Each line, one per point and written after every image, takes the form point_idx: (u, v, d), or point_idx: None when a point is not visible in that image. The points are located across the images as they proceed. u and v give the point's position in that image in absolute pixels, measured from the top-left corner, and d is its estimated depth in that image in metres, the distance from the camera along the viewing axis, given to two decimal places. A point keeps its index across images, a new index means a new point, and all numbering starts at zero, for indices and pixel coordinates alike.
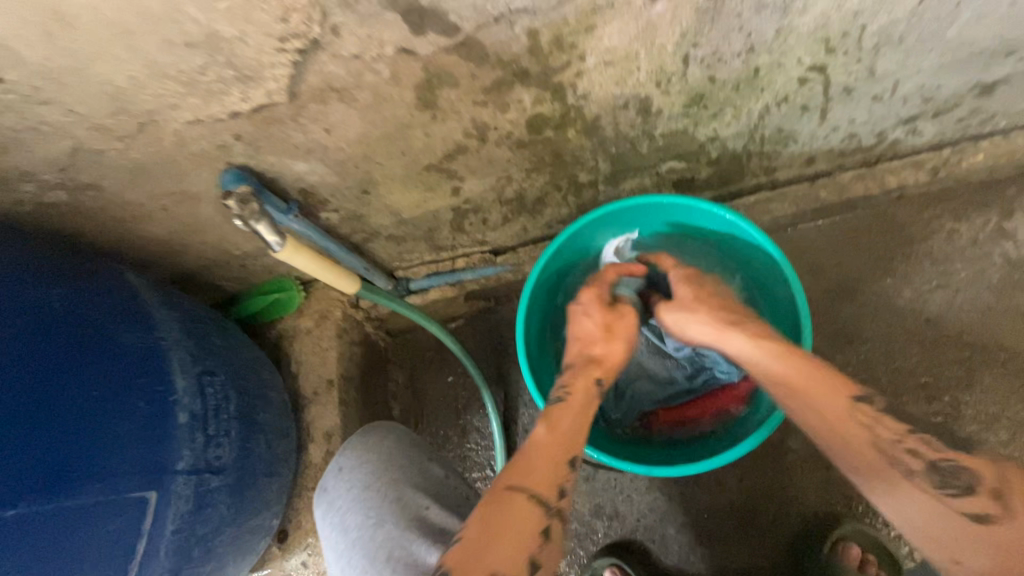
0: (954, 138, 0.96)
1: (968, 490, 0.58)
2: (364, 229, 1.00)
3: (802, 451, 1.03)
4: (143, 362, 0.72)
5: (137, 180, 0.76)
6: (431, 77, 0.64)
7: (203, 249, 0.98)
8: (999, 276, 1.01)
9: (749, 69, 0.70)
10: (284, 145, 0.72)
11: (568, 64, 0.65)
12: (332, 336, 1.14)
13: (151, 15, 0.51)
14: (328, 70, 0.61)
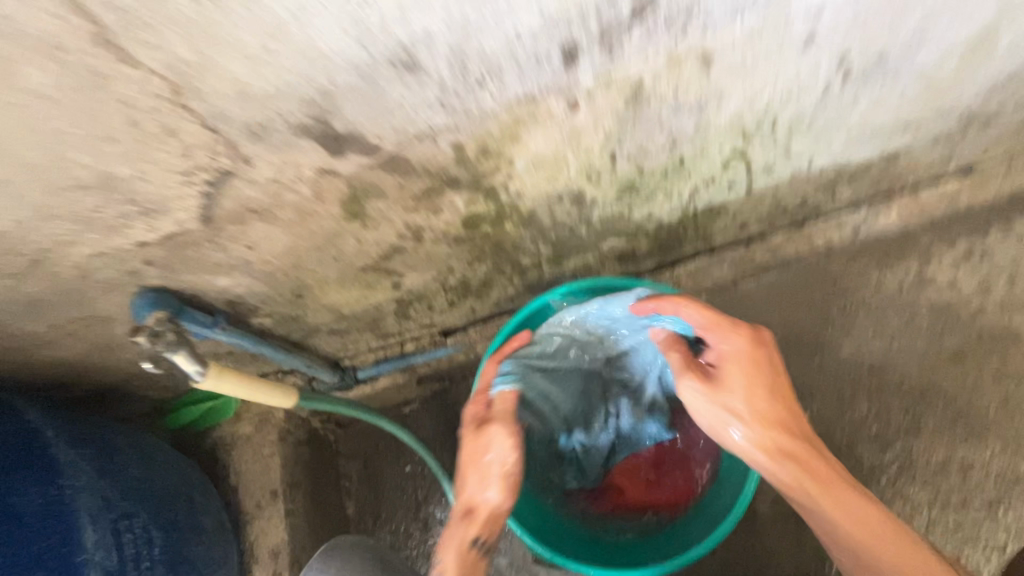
0: (869, 197, 1.02)
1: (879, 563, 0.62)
2: (302, 328, 0.94)
3: (771, 516, 1.01)
4: (43, 524, 0.65)
5: (35, 312, 0.68)
6: (357, 191, 0.62)
7: (121, 366, 0.89)
8: (929, 323, 1.05)
9: (674, 159, 0.72)
10: (203, 264, 0.67)
11: (497, 169, 0.64)
12: (275, 440, 1.06)
13: (31, 165, 0.46)
14: (244, 194, 0.57)
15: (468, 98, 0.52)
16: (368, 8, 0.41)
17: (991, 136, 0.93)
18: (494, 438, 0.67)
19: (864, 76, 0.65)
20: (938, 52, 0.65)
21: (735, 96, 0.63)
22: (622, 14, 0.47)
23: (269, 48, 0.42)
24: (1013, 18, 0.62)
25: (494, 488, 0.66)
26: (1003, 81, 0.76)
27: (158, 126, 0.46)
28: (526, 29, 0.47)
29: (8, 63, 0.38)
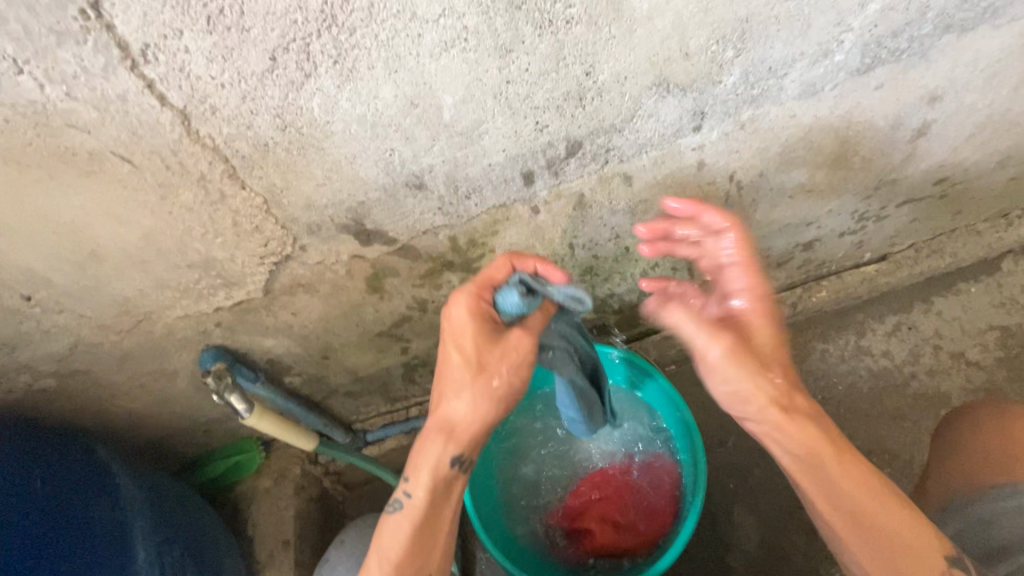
0: (802, 280, 1.22)
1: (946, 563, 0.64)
2: (324, 388, 1.12)
3: (741, 568, 1.10)
4: (108, 536, 0.79)
5: (124, 364, 0.88)
6: (378, 271, 0.84)
7: (172, 419, 1.05)
8: (868, 386, 1.21)
9: (621, 248, 0.94)
10: (257, 326, 0.88)
11: (482, 255, 0.86)
12: (290, 494, 1.17)
13: (163, 250, 0.68)
14: (296, 272, 0.79)
15: (459, 206, 0.76)
16: (394, 153, 0.65)
17: (889, 231, 1.15)
18: (520, 343, 0.67)
19: (754, 187, 0.89)
20: (807, 171, 0.89)
21: (656, 202, 0.86)
22: (560, 152, 0.71)
23: (329, 177, 0.66)
24: (857, 149, 0.87)
25: (464, 392, 0.67)
26: (875, 190, 0.99)
27: (250, 225, 0.69)
28: (496, 162, 0.70)
29: (172, 188, 0.61)
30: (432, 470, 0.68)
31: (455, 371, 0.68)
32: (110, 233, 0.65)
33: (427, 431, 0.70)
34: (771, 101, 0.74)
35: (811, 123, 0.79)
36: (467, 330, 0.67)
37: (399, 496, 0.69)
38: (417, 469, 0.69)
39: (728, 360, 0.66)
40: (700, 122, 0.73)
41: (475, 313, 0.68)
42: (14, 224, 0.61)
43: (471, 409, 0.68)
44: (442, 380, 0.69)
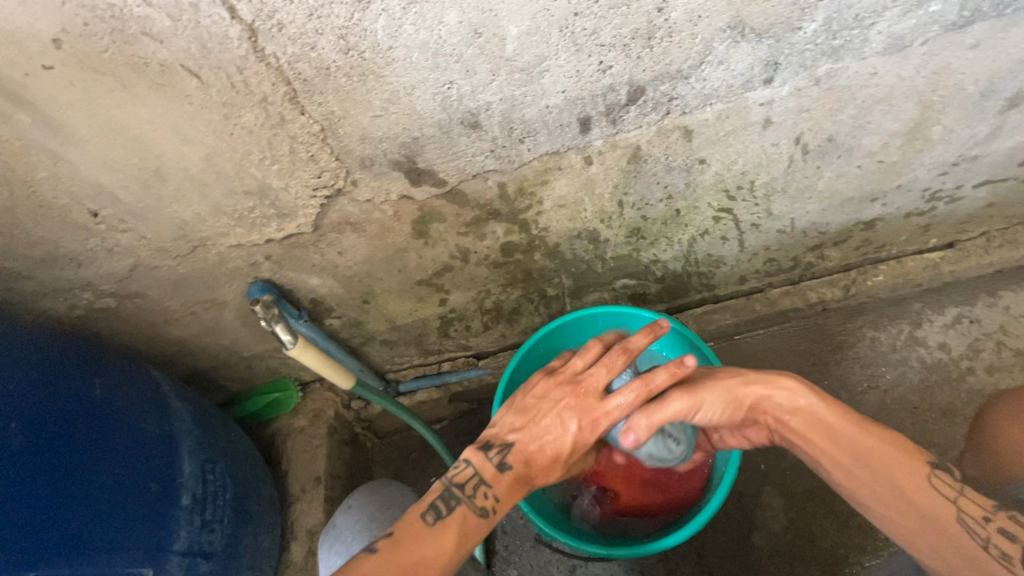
0: (858, 262, 1.16)
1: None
2: (361, 335, 1.13)
3: (766, 548, 1.08)
4: (158, 448, 0.83)
5: (178, 290, 0.91)
6: (425, 215, 0.83)
7: (218, 350, 1.09)
8: (919, 378, 1.16)
9: (671, 210, 0.91)
10: (304, 264, 0.89)
11: (530, 206, 0.85)
12: (323, 435, 1.20)
13: (221, 173, 0.70)
14: (346, 210, 0.79)
15: (512, 150, 0.74)
16: (452, 87, 0.64)
17: (961, 215, 1.07)
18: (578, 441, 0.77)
19: (821, 153, 0.84)
20: (881, 139, 0.83)
21: (714, 162, 0.82)
22: (621, 98, 0.69)
23: (386, 108, 0.65)
24: (940, 116, 0.81)
25: (577, 424, 0.76)
26: (953, 166, 0.92)
27: (307, 153, 0.69)
28: (555, 105, 0.69)
29: (235, 108, 0.62)
30: (512, 483, 0.74)
31: (554, 409, 0.76)
32: (174, 151, 0.67)
33: (510, 458, 0.75)
34: (852, 54, 0.69)
35: (892, 84, 0.74)
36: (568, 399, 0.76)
37: (480, 497, 0.73)
38: (498, 485, 0.74)
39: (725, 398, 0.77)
40: (772, 74, 0.70)
41: (546, 379, 0.79)
42: (86, 134, 0.64)
43: (565, 447, 0.76)
44: (527, 414, 0.77)
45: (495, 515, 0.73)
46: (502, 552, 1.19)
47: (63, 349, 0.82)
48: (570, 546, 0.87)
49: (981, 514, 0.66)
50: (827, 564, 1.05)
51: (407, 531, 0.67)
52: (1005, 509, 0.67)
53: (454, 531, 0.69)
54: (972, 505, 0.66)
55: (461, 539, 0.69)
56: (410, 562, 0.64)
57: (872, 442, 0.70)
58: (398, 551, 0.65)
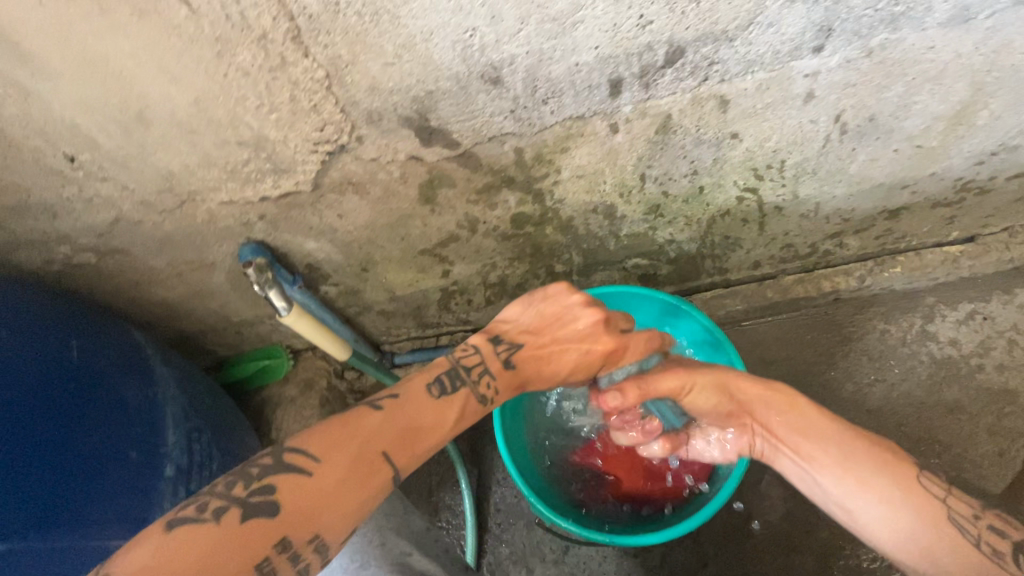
0: (875, 252, 1.12)
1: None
2: (358, 304, 1.08)
3: (762, 536, 1.07)
4: (141, 415, 0.78)
5: (163, 248, 0.85)
6: (433, 179, 0.77)
7: (205, 313, 1.03)
8: (928, 373, 1.13)
9: (695, 187, 0.85)
10: (301, 226, 0.83)
11: (546, 175, 0.79)
12: (315, 405, 1.16)
13: (213, 120, 0.63)
14: (348, 168, 0.73)
15: (533, 111, 0.68)
16: (474, 34, 0.58)
17: (988, 208, 1.03)
18: (592, 348, 0.76)
19: (859, 133, 0.78)
20: (925, 121, 0.78)
21: (747, 138, 0.77)
22: (658, 58, 0.63)
23: (399, 55, 0.59)
24: (989, 100, 0.75)
25: (605, 342, 0.76)
26: (991, 156, 0.88)
27: (308, 102, 0.63)
28: (585, 62, 0.63)
29: (230, 45, 0.56)
30: (511, 382, 0.75)
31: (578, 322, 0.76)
32: (160, 91, 0.60)
33: (516, 355, 0.76)
34: (912, 24, 0.63)
35: (947, 61, 0.69)
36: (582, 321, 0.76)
37: (481, 386, 0.72)
38: (501, 378, 0.74)
39: (718, 389, 0.80)
40: (823, 42, 0.64)
41: (580, 296, 0.76)
42: (61, 66, 0.57)
43: (577, 362, 0.76)
44: (547, 319, 0.77)
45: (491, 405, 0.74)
46: (494, 529, 1.17)
47: (36, 311, 0.77)
48: (573, 532, 0.83)
49: (970, 513, 0.65)
50: (823, 555, 1.04)
51: (409, 399, 0.67)
52: (987, 509, 0.67)
53: (455, 408, 0.69)
54: (960, 504, 0.66)
55: (459, 419, 0.69)
56: (408, 428, 0.64)
57: (858, 443, 0.72)
58: (396, 414, 0.64)
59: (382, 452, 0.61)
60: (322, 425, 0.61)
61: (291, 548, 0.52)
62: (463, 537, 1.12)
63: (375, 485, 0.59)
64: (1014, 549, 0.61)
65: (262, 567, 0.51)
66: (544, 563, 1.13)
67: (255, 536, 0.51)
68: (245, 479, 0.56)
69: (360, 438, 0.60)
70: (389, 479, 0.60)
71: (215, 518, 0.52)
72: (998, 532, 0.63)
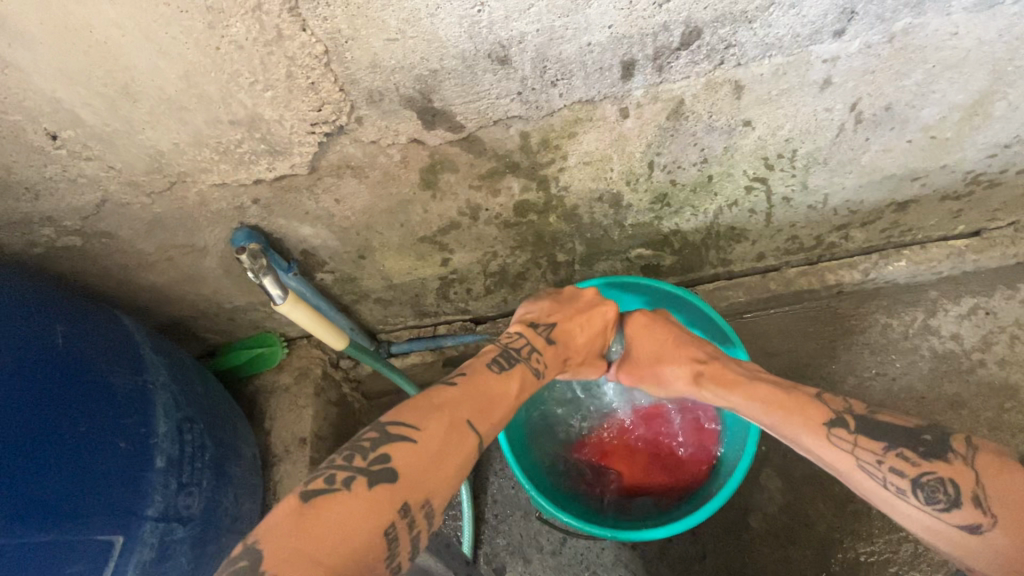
0: (880, 245, 1.11)
1: (953, 504, 0.59)
2: (355, 292, 1.05)
3: (760, 529, 1.07)
4: (130, 405, 0.76)
5: (153, 232, 0.81)
6: (435, 163, 0.74)
7: (197, 300, 1.01)
8: (929, 367, 1.13)
9: (704, 176, 0.83)
10: (296, 210, 0.80)
11: (552, 161, 0.77)
12: (310, 394, 1.14)
13: (204, 97, 0.60)
14: (347, 151, 0.70)
15: (541, 94, 0.65)
16: (482, 10, 0.55)
17: (996, 202, 1.02)
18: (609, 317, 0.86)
19: (874, 123, 0.76)
20: (941, 111, 0.76)
21: (760, 125, 0.74)
22: (673, 40, 0.61)
23: (403, 31, 0.56)
24: (1008, 90, 0.73)
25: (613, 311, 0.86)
26: (1004, 148, 0.86)
27: (306, 80, 0.59)
28: (597, 42, 0.60)
29: (223, 16, 0.53)
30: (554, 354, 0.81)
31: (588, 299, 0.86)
32: (148, 64, 0.57)
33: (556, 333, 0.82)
34: (936, 8, 0.61)
35: (969, 48, 0.67)
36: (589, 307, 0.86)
37: (532, 361, 0.78)
38: (547, 352, 0.80)
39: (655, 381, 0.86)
40: (845, 25, 0.62)
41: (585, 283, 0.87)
42: (42, 35, 0.54)
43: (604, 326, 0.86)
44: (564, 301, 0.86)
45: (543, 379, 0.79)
46: (491, 520, 1.16)
47: (16, 292, 0.73)
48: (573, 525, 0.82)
49: (873, 456, 0.65)
50: (822, 548, 1.04)
51: (475, 376, 0.71)
52: (896, 445, 0.64)
53: (515, 380, 0.74)
54: (867, 453, 0.65)
55: (520, 389, 0.74)
56: (483, 398, 0.68)
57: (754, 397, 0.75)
58: (463, 387, 0.68)
59: (467, 420, 0.64)
60: (400, 406, 0.63)
61: (411, 513, 0.54)
62: (459, 529, 1.10)
63: (468, 452, 0.62)
64: (914, 486, 0.61)
65: (388, 532, 0.52)
66: (541, 554, 1.12)
67: (379, 501, 0.53)
68: (359, 451, 0.57)
69: (448, 410, 0.64)
70: (476, 445, 0.64)
71: (345, 487, 0.53)
72: (901, 470, 0.62)
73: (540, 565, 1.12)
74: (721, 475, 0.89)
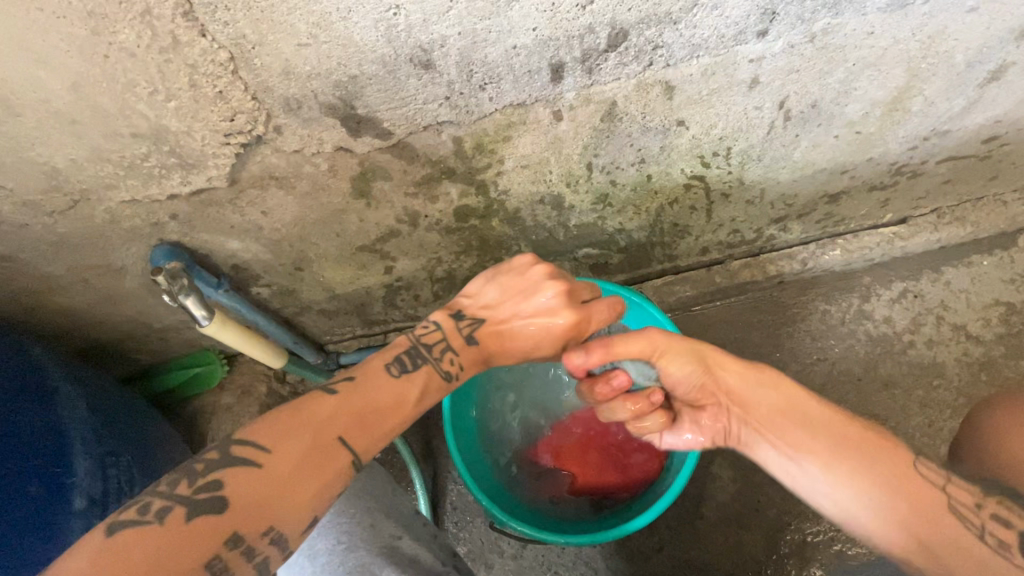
0: (816, 235, 1.15)
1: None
2: (295, 305, 1.00)
3: (714, 517, 1.09)
4: (40, 445, 0.69)
5: (60, 253, 0.75)
6: (366, 171, 0.71)
7: (121, 321, 0.94)
8: (865, 351, 1.18)
9: (643, 175, 0.83)
10: (220, 224, 0.75)
11: (489, 165, 0.75)
12: (254, 413, 1.08)
13: (99, 109, 0.55)
14: (268, 161, 0.66)
15: (470, 98, 0.63)
16: (398, 14, 0.52)
17: (920, 190, 1.07)
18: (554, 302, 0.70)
19: (803, 119, 0.78)
20: (864, 108, 0.78)
21: (693, 124, 0.75)
22: (601, 42, 0.60)
23: (314, 36, 0.53)
24: (923, 87, 0.76)
25: (562, 316, 0.70)
26: (924, 140, 0.90)
27: (212, 89, 0.55)
28: (523, 45, 0.58)
29: (108, 22, 0.48)
30: (478, 356, 0.71)
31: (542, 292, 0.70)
32: (28, 75, 0.51)
33: (480, 331, 0.71)
34: (853, 8, 0.62)
35: (886, 47, 0.69)
36: (538, 310, 0.70)
37: (445, 360, 0.68)
38: (468, 353, 0.70)
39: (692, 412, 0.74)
40: (767, 26, 0.62)
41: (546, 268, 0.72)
42: None
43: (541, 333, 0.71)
44: (511, 290, 0.72)
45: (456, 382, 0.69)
46: (451, 528, 1.14)
47: None
48: (526, 534, 0.81)
49: (971, 501, 0.58)
50: (772, 531, 1.07)
51: (363, 384, 0.62)
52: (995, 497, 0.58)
53: (418, 387, 0.65)
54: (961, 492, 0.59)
55: (422, 397, 0.65)
56: (369, 409, 0.59)
57: (866, 435, 0.63)
58: (355, 397, 0.60)
59: (338, 437, 0.55)
60: (270, 414, 0.55)
61: (244, 543, 0.48)
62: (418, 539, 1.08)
63: (334, 474, 0.54)
64: (1021, 538, 0.54)
65: (212, 565, 0.46)
66: (503, 558, 1.11)
67: (198, 537, 0.46)
68: (189, 476, 0.51)
69: (312, 426, 0.55)
70: (348, 465, 0.55)
71: (157, 519, 0.47)
72: (1005, 522, 0.55)
73: (502, 569, 1.11)
74: (669, 472, 0.90)
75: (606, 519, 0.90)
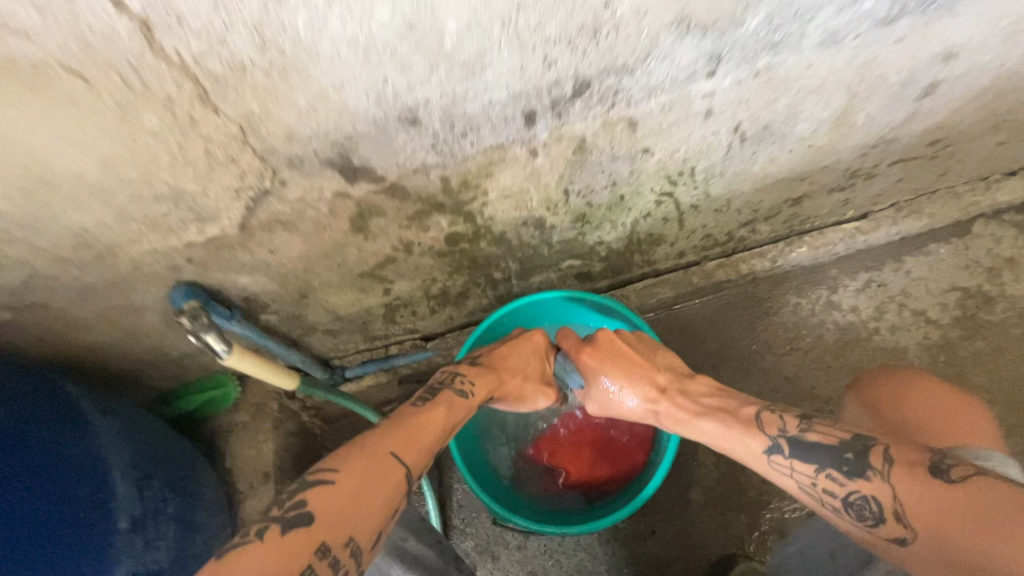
0: (785, 234, 1.23)
1: (879, 519, 0.60)
2: (302, 327, 1.07)
3: (701, 500, 1.18)
4: (84, 473, 0.77)
5: (87, 299, 0.82)
6: (363, 211, 0.78)
7: (141, 353, 1.01)
8: (834, 338, 1.27)
9: (616, 196, 0.91)
10: (232, 264, 0.82)
11: (474, 197, 0.82)
12: (268, 429, 1.16)
13: (125, 178, 0.62)
14: (275, 209, 0.73)
15: (454, 145, 0.70)
16: (386, 84, 0.59)
17: (876, 190, 1.15)
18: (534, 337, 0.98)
19: (757, 139, 0.86)
20: (812, 126, 0.86)
21: (657, 151, 0.82)
22: (567, 91, 0.67)
23: (313, 106, 0.60)
24: (863, 105, 0.84)
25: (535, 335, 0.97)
26: (872, 148, 0.98)
27: (224, 155, 0.62)
28: (498, 99, 0.65)
29: (132, 109, 0.55)
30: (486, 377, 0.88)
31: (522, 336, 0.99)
32: (62, 156, 0.58)
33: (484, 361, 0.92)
34: (790, 48, 0.70)
35: (825, 76, 0.76)
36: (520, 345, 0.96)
37: (457, 381, 0.85)
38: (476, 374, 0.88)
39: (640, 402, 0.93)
40: (715, 67, 0.69)
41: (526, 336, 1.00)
42: None
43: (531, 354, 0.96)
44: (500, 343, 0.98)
45: (473, 398, 0.84)
46: (458, 524, 1.23)
47: None
48: (527, 528, 0.89)
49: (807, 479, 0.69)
50: (753, 510, 1.16)
51: (405, 412, 0.75)
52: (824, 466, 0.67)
53: (441, 411, 0.78)
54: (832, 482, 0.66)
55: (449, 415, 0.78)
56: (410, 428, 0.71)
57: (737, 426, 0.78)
58: (400, 421, 0.72)
59: (390, 452, 0.65)
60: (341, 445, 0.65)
61: (331, 552, 0.53)
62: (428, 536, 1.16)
63: (390, 486, 0.62)
64: (845, 505, 0.64)
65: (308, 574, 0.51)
66: (508, 549, 1.20)
67: (298, 545, 0.52)
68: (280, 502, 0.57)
69: (368, 444, 0.65)
70: (405, 476, 0.64)
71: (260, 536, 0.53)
72: (831, 491, 0.66)
73: (508, 560, 1.20)
74: (653, 463, 0.99)
75: (599, 509, 0.98)
